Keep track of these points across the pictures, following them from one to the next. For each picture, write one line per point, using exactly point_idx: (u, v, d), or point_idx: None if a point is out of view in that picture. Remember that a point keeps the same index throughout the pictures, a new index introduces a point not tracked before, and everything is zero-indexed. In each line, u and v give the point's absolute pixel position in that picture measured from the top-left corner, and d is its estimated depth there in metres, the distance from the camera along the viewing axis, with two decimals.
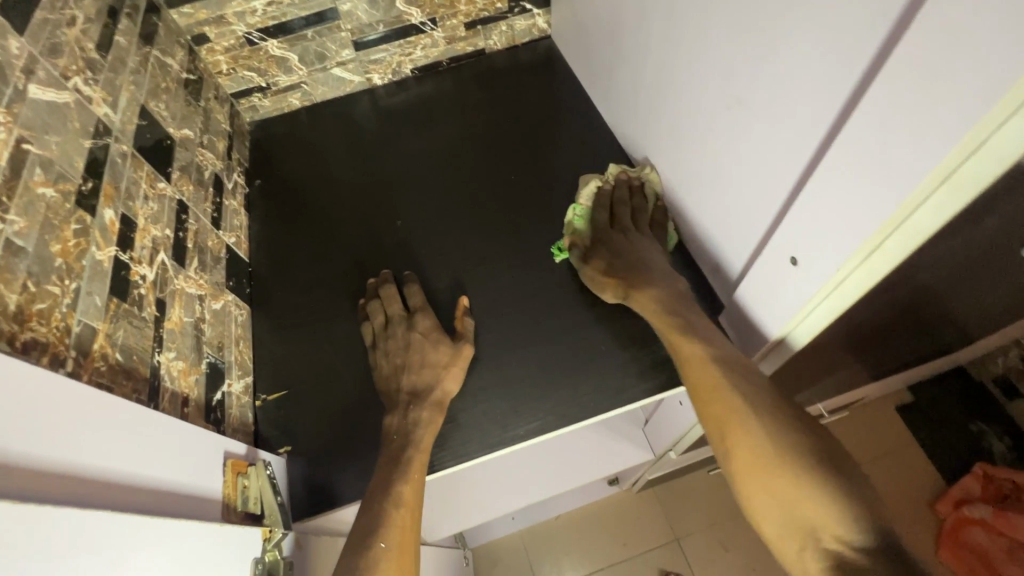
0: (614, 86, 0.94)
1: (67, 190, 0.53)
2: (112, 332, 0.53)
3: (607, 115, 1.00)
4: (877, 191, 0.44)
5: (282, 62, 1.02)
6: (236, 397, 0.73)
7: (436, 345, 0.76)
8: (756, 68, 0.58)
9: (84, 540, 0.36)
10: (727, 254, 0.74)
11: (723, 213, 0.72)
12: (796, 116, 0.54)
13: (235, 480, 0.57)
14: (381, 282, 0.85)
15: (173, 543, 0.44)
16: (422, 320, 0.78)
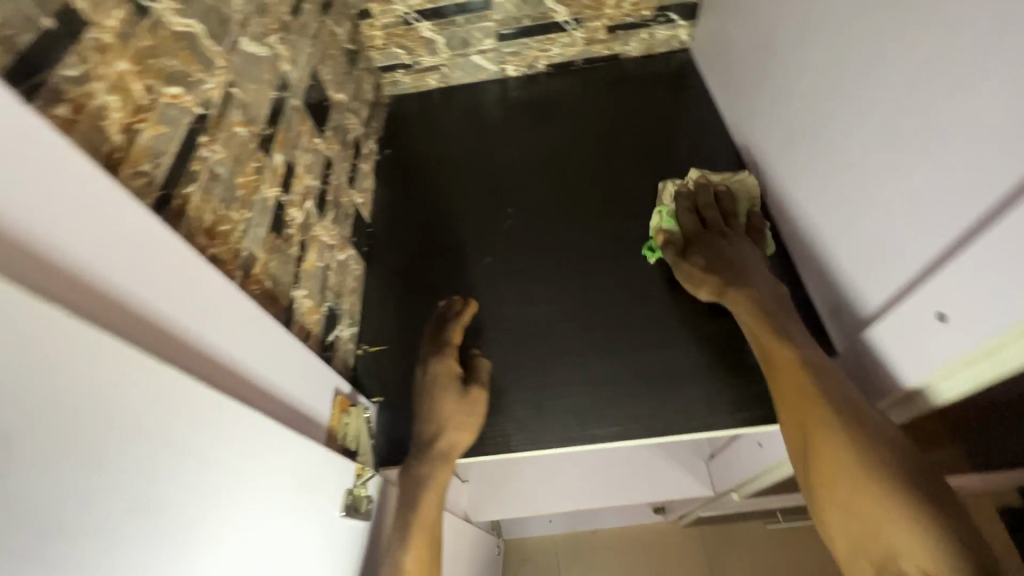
0: (755, 107, 0.91)
1: (253, 132, 0.60)
2: (267, 262, 0.59)
3: (737, 135, 0.97)
4: None
5: (429, 43, 1.08)
6: (344, 343, 0.79)
7: (445, 395, 0.70)
8: (937, 101, 0.54)
9: (231, 438, 0.41)
10: (851, 297, 0.69)
11: (858, 250, 0.67)
12: (980, 157, 0.50)
13: (339, 416, 0.62)
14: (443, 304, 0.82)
15: (289, 451, 0.48)
16: (440, 363, 0.73)
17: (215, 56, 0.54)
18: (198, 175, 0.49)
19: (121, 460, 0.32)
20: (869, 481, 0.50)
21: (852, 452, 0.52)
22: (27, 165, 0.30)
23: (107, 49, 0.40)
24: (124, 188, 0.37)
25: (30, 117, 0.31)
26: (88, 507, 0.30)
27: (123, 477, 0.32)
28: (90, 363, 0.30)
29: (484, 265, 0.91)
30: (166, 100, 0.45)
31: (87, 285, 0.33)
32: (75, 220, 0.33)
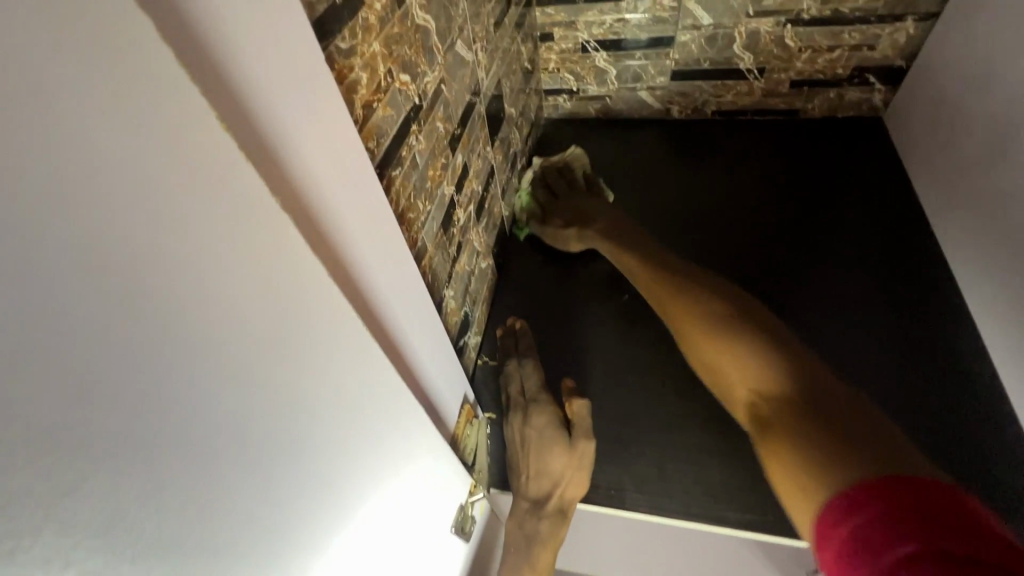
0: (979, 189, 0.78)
1: (448, 130, 0.61)
2: (433, 256, 0.59)
3: (949, 216, 0.84)
4: None
5: (601, 73, 1.08)
6: (469, 351, 0.77)
7: (555, 451, 0.66)
8: None
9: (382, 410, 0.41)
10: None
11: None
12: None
13: (465, 425, 0.60)
14: (516, 337, 0.80)
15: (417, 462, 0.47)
16: (536, 414, 0.69)
17: (437, 52, 0.55)
18: (404, 160, 0.49)
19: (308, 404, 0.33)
20: (747, 359, 0.55)
21: (717, 337, 0.59)
22: (316, 134, 0.32)
23: (370, 29, 0.41)
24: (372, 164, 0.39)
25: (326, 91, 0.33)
26: (256, 490, 0.30)
27: (304, 434, 0.33)
28: (300, 343, 0.31)
29: None
30: (398, 85, 0.47)
31: (329, 255, 0.34)
32: (333, 192, 0.34)
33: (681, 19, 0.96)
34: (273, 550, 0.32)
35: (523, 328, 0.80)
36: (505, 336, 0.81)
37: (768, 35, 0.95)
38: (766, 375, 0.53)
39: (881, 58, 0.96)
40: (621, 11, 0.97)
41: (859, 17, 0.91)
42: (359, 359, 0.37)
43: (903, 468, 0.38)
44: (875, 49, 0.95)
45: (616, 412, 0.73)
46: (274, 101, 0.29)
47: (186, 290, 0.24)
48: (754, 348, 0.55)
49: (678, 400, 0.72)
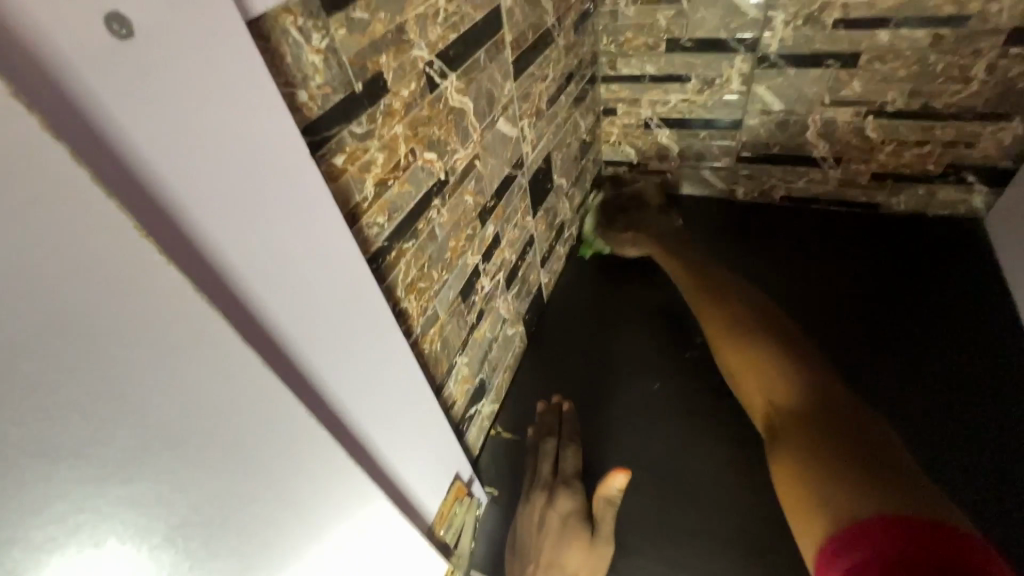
0: None
1: (478, 202, 0.62)
2: (445, 324, 0.59)
3: None
4: None
5: (663, 149, 1.06)
6: (480, 419, 0.75)
7: (574, 545, 0.62)
8: None
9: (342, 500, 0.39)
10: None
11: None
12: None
13: (452, 503, 0.58)
14: (558, 419, 0.74)
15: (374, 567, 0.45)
16: (564, 500, 0.65)
17: (473, 131, 0.57)
18: (419, 233, 0.50)
19: (241, 488, 0.32)
20: (758, 361, 0.64)
21: (749, 347, 0.66)
22: (284, 242, 0.32)
23: (393, 114, 0.43)
24: (361, 258, 0.39)
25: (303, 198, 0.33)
26: (164, 574, 0.29)
27: (238, 514, 0.32)
28: (238, 440, 0.31)
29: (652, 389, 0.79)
30: (421, 163, 0.49)
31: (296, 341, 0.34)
32: (309, 283, 0.34)
33: (749, 103, 0.93)
34: None
35: (568, 410, 0.75)
36: (543, 412, 0.76)
37: (847, 125, 0.90)
38: (793, 380, 0.59)
39: (983, 158, 0.86)
40: (686, 92, 0.96)
41: (953, 112, 0.83)
42: (303, 467, 0.35)
43: (933, 510, 0.40)
44: (974, 148, 0.85)
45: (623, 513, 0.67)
46: (233, 218, 0.29)
47: (78, 423, 0.23)
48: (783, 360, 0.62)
49: (695, 512, 0.65)
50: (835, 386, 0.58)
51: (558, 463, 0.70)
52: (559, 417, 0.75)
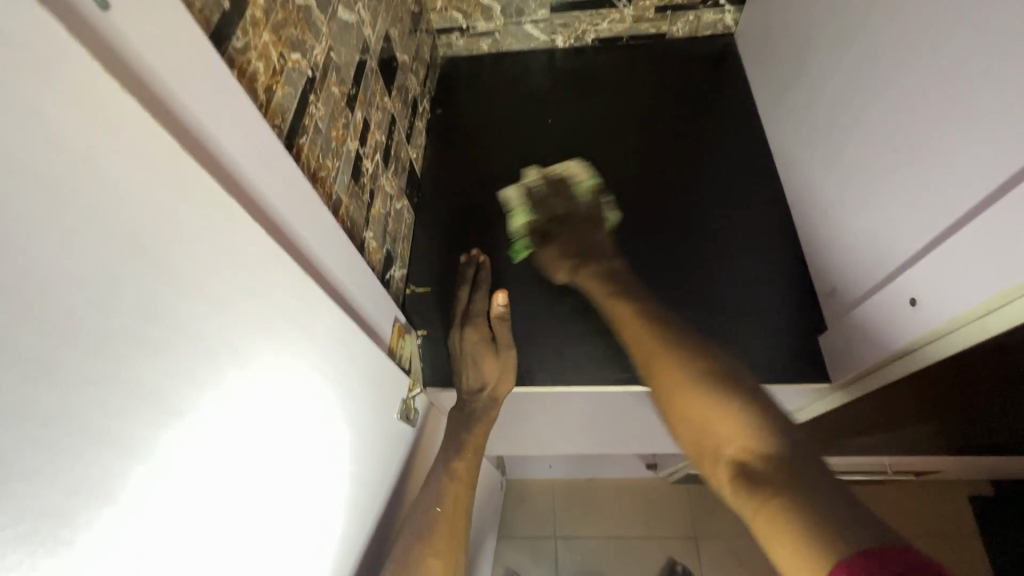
0: (784, 100, 0.98)
1: (343, 92, 0.69)
2: (348, 205, 0.70)
3: (766, 122, 1.04)
4: (1007, 264, 0.50)
5: (486, 9, 1.17)
6: (396, 282, 0.91)
7: (485, 357, 0.82)
8: (940, 122, 0.61)
9: (322, 335, 0.54)
10: (846, 276, 0.77)
11: (859, 227, 0.74)
12: (975, 158, 0.56)
13: (398, 340, 0.75)
14: (474, 270, 0.91)
15: (349, 386, 0.60)
16: (472, 331, 0.84)
17: (321, 24, 0.63)
18: (308, 128, 0.59)
19: (271, 316, 0.46)
20: (726, 404, 0.63)
21: (696, 376, 0.67)
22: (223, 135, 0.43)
23: (259, 23, 0.49)
24: (269, 152, 0.49)
25: (226, 104, 0.43)
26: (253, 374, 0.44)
27: (275, 337, 0.47)
28: (261, 282, 0.44)
29: (523, 223, 0.99)
30: (291, 65, 0.55)
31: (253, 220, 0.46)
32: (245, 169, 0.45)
33: None
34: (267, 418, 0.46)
35: (482, 262, 0.92)
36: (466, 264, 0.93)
37: None
38: (729, 406, 0.63)
39: None
40: None
41: None
42: (299, 307, 0.50)
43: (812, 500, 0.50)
44: None
45: (520, 315, 0.90)
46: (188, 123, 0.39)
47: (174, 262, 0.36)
48: (708, 395, 0.64)
49: (570, 299, 0.90)
50: (732, 395, 0.64)
51: (470, 301, 0.88)
52: (473, 269, 0.92)
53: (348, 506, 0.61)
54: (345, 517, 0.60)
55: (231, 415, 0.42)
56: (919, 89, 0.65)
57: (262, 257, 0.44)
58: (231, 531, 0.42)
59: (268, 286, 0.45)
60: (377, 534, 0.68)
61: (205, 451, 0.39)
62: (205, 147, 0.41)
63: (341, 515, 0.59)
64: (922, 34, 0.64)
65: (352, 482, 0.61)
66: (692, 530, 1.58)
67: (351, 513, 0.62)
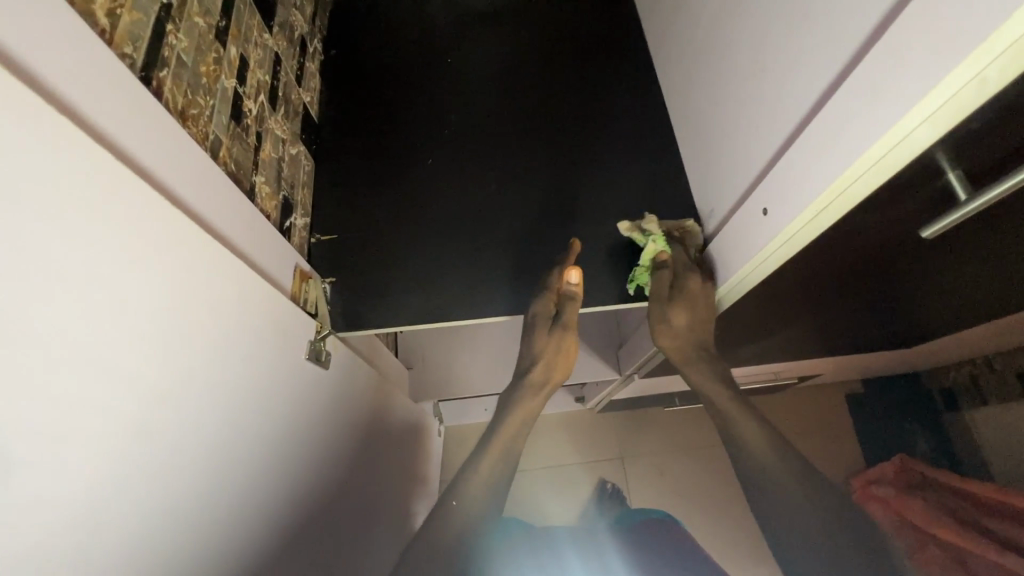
0: (667, 34, 1.02)
1: (210, 23, 0.65)
2: (231, 147, 0.67)
3: (654, 55, 1.08)
4: (824, 168, 0.58)
5: None
6: (298, 231, 0.89)
7: (540, 335, 0.85)
8: (780, 46, 0.67)
9: (215, 271, 0.54)
10: (720, 197, 0.85)
11: (726, 151, 0.82)
12: (801, 80, 0.64)
13: (300, 284, 0.75)
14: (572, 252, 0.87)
15: (247, 334, 0.60)
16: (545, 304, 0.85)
17: None
18: (168, 60, 0.55)
19: (146, 247, 0.45)
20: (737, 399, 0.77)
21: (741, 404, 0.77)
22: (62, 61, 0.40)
23: None
24: (121, 83, 0.46)
25: (53, 20, 0.40)
26: (127, 296, 0.44)
27: (153, 266, 0.46)
28: (124, 213, 0.43)
29: (428, 166, 0.99)
30: None
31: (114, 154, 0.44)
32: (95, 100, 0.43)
33: None
34: (151, 344, 0.46)
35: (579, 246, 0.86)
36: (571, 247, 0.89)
37: None
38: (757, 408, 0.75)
39: None
40: None
41: None
42: (177, 242, 0.49)
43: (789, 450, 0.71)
44: None
45: (432, 256, 0.92)
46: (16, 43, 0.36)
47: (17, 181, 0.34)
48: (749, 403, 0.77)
49: (477, 236, 0.93)
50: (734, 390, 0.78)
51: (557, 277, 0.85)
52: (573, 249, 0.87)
53: (260, 451, 0.61)
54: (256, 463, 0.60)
55: (93, 357, 0.40)
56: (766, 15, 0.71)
57: (116, 187, 0.42)
58: (103, 475, 0.41)
59: (135, 220, 0.44)
60: (298, 478, 0.69)
61: (65, 392, 0.38)
62: (40, 70, 0.38)
63: (253, 464, 0.59)
64: None
65: (264, 429, 0.61)
66: (619, 451, 1.73)
67: (265, 457, 0.61)
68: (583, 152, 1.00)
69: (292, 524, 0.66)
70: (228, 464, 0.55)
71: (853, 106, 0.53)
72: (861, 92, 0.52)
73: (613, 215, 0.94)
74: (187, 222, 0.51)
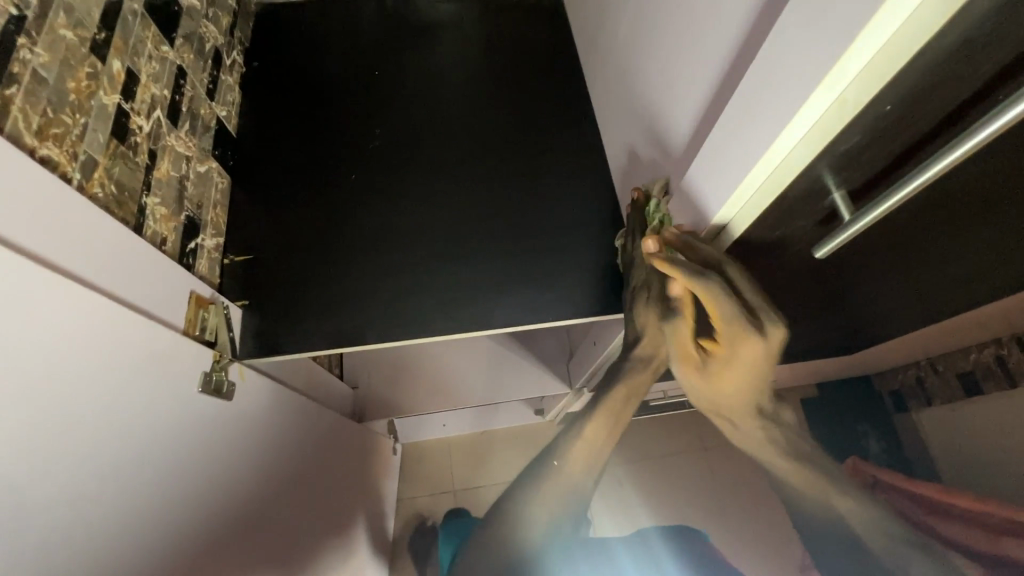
0: (595, 47, 1.01)
1: (83, 36, 0.61)
2: (110, 168, 0.63)
3: (586, 68, 1.07)
4: (715, 190, 0.57)
5: None
6: (207, 253, 0.84)
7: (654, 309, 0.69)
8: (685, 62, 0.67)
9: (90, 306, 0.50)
10: None
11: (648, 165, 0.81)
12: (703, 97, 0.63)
13: (195, 310, 0.70)
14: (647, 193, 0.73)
15: (138, 370, 0.55)
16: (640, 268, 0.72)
17: None
18: (18, 77, 0.51)
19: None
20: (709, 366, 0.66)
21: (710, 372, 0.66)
22: None
23: None
24: None
25: None
26: None
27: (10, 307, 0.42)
28: None
29: (352, 182, 0.96)
30: None
31: None
32: None
33: None
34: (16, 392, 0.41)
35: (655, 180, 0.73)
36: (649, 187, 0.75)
37: None
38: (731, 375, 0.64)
39: None
40: None
41: None
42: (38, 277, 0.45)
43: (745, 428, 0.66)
44: None
45: (355, 274, 0.89)
46: None
47: None
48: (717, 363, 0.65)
49: (402, 253, 0.90)
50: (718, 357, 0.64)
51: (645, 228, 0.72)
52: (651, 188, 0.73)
53: (176, 491, 0.57)
54: (174, 504, 0.56)
55: None
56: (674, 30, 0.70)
57: None
58: None
59: None
60: (227, 517, 0.65)
61: None
62: None
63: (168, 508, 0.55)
64: None
65: (180, 471, 0.57)
66: None
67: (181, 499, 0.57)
68: (513, 166, 0.98)
69: (224, 569, 0.62)
70: (128, 509, 0.51)
71: (731, 128, 0.52)
72: (736, 112, 0.51)
73: (543, 231, 0.93)
74: (37, 252, 0.47)
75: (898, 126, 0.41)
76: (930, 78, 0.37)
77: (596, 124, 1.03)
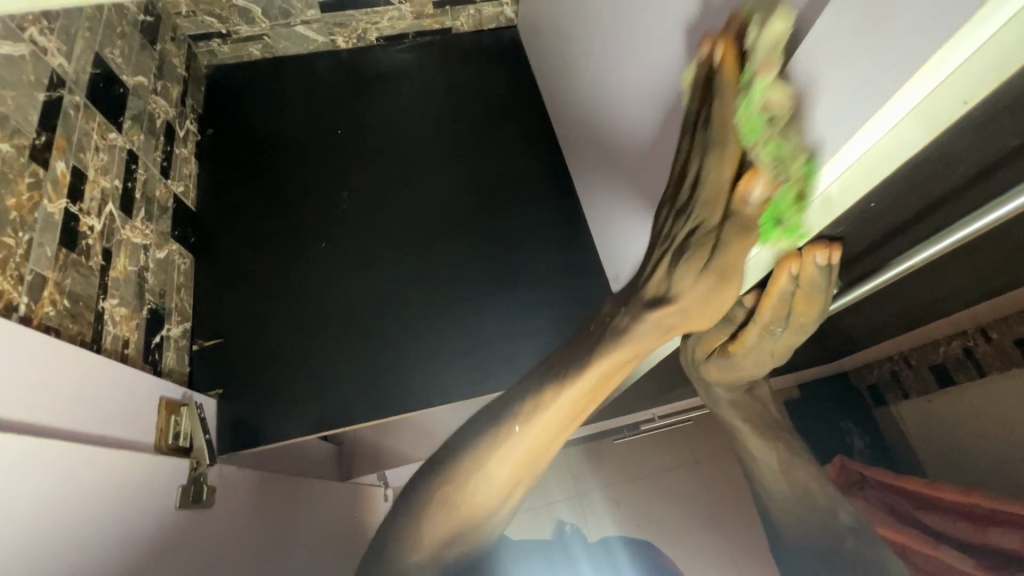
0: (558, 93, 1.01)
1: (21, 145, 0.57)
2: (61, 280, 0.59)
3: (550, 113, 1.07)
4: None
5: (244, 11, 1.06)
6: (174, 342, 0.80)
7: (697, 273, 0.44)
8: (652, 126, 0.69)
9: (46, 452, 0.46)
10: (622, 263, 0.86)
11: (623, 219, 0.83)
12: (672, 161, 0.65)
13: (167, 417, 0.67)
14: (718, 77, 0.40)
15: (103, 510, 0.51)
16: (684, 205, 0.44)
17: None
18: None
19: None
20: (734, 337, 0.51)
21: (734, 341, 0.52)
22: None
23: None
24: None
25: None
26: None
27: None
28: None
29: (322, 250, 0.93)
30: None
31: None
32: None
33: None
34: None
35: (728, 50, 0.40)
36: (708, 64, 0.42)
37: None
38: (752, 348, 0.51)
39: None
40: None
41: None
42: None
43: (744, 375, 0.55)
44: None
45: (333, 349, 0.85)
46: None
47: None
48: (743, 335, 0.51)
49: (381, 322, 0.88)
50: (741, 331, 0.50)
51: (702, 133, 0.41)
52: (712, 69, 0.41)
53: None
54: None
55: None
56: (638, 94, 0.72)
57: None
58: None
59: None
60: None
61: None
62: None
63: None
64: (631, 46, 0.72)
65: None
66: None
67: None
68: (487, 220, 0.97)
69: None
70: None
71: None
72: None
73: (522, 286, 0.91)
74: None
75: (882, 215, 0.42)
76: (924, 174, 0.38)
77: (568, 170, 1.03)
